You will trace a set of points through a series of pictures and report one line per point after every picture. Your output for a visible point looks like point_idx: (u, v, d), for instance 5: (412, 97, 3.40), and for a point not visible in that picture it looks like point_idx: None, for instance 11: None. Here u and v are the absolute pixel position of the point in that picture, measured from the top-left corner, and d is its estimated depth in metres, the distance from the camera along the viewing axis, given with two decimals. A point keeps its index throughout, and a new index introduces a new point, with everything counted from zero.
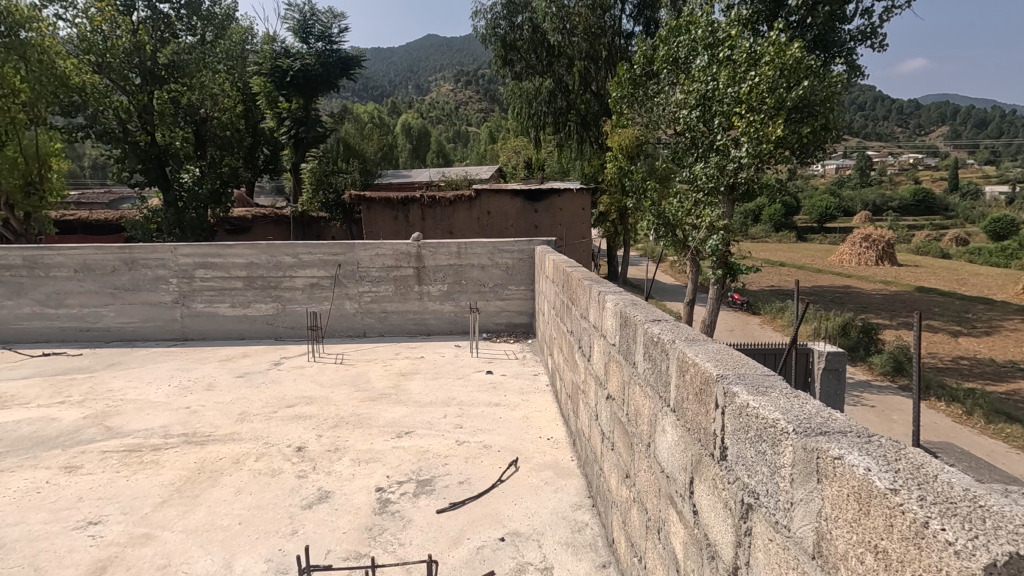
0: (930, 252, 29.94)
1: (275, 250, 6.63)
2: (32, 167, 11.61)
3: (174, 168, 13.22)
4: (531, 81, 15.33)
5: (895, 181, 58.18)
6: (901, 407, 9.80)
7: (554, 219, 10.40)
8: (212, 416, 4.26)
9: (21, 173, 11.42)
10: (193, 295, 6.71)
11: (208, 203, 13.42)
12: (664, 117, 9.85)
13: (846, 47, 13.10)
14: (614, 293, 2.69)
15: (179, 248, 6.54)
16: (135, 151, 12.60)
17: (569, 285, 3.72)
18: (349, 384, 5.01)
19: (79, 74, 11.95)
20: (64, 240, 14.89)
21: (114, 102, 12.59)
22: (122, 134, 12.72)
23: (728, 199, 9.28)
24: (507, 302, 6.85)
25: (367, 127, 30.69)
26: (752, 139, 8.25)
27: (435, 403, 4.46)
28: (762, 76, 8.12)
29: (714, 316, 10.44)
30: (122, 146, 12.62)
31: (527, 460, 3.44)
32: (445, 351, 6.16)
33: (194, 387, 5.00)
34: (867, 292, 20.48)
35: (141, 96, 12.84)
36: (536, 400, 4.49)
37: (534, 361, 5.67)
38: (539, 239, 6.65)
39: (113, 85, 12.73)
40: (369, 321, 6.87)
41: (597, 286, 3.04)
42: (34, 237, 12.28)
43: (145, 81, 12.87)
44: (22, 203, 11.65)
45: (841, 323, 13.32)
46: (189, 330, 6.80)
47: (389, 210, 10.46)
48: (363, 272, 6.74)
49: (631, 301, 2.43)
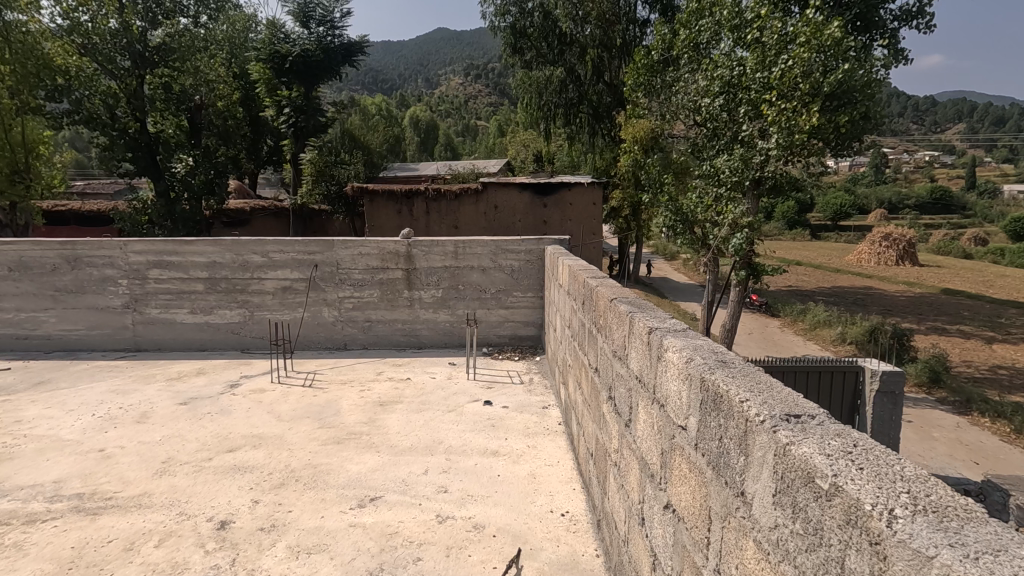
0: (952, 252, 28.50)
1: (240, 247, 5.68)
2: (19, 155, 9.88)
3: (165, 158, 12.59)
4: (542, 71, 14.20)
5: (910, 179, 56.31)
6: (940, 422, 8.76)
7: (564, 214, 9.35)
8: (126, 466, 3.30)
9: (6, 161, 9.68)
10: (145, 299, 5.76)
11: (202, 194, 12.85)
12: (683, 107, 8.80)
13: (888, 28, 11.78)
14: (674, 335, 1.70)
15: (130, 245, 5.62)
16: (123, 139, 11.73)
17: (593, 304, 2.75)
18: (313, 417, 4.04)
19: (70, 58, 10.93)
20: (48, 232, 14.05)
21: (101, 86, 11.47)
22: (110, 120, 11.62)
23: (752, 193, 8.30)
24: (511, 311, 5.85)
25: (372, 119, 29.89)
26: (783, 129, 7.15)
27: (415, 451, 3.47)
28: (795, 57, 7.03)
29: (735, 321, 9.48)
30: (108, 135, 11.67)
31: (533, 555, 2.47)
32: (436, 370, 5.16)
33: (122, 419, 4.04)
34: (890, 294, 19.25)
35: (130, 81, 11.72)
36: (545, 448, 3.50)
37: (543, 386, 4.67)
38: (550, 238, 5.66)
39: (100, 69, 11.53)
40: (350, 332, 5.89)
41: (640, 314, 2.05)
42: (22, 229, 10.74)
43: (134, 64, 11.74)
44: (10, 191, 9.87)
45: (869, 329, 12.17)
46: (142, 341, 5.86)
47: (393, 203, 9.46)
48: (343, 274, 5.76)
49: (718, 356, 1.43)
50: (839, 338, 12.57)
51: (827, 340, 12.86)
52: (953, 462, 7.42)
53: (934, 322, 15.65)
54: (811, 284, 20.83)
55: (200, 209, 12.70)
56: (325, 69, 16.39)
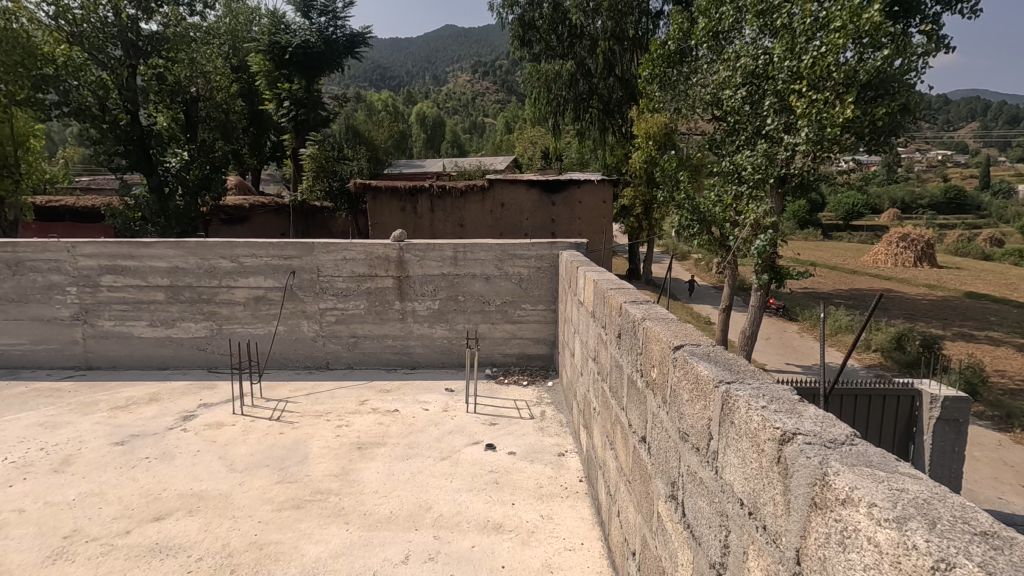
0: (970, 253, 27.36)
1: (206, 250, 4.90)
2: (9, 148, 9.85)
3: (158, 151, 11.20)
4: (551, 64, 13.32)
5: (921, 179, 54.92)
6: (984, 440, 7.84)
7: (573, 213, 8.54)
8: (14, 546, 2.52)
9: None
10: (97, 310, 4.99)
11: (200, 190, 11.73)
12: (700, 100, 7.84)
13: (928, 14, 10.77)
14: (847, 460, 0.88)
15: (79, 247, 4.86)
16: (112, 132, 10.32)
17: (640, 345, 1.94)
18: (274, 465, 3.26)
19: (58, 47, 10.01)
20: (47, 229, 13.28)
21: (89, 76, 10.21)
22: (100, 111, 10.24)
23: (776, 192, 7.32)
24: (519, 326, 5.04)
25: (376, 117, 29.18)
26: (813, 122, 6.22)
27: (395, 523, 2.69)
28: (830, 44, 6.08)
29: (755, 327, 8.68)
30: (98, 127, 10.25)
31: None
32: (430, 399, 4.34)
33: (37, 466, 3.26)
34: (912, 298, 18.23)
35: (122, 70, 10.35)
36: (562, 522, 2.69)
37: (558, 423, 3.85)
38: (564, 242, 4.87)
39: (91, 58, 10.25)
40: (333, 349, 5.10)
41: (741, 388, 1.21)
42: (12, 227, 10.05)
43: (127, 53, 10.44)
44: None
45: (895, 335, 11.28)
46: (94, 357, 5.09)
47: (397, 199, 8.60)
48: (325, 282, 4.97)
49: (1015, 569, 0.61)
50: (863, 344, 11.66)
51: (848, 347, 11.93)
52: (1003, 487, 6.51)
53: (961, 328, 14.67)
54: (828, 286, 19.83)
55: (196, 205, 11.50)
56: (327, 61, 15.26)
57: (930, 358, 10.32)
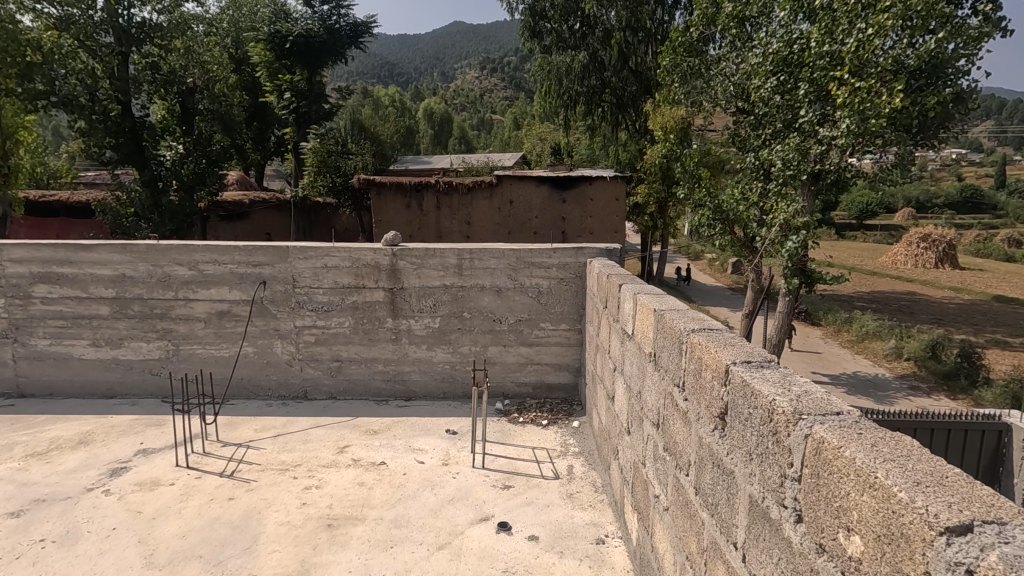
0: (992, 253, 26.05)
1: (158, 255, 4.04)
2: None
3: (152, 145, 9.94)
4: (563, 55, 12.27)
5: (937, 177, 53.41)
6: None
7: (585, 211, 7.61)
8: None
9: None
10: (29, 327, 4.15)
11: (196, 185, 10.26)
12: (724, 92, 6.88)
13: None
14: None
15: (6, 251, 4.02)
16: (105, 123, 9.26)
17: (809, 471, 1.01)
18: (208, 556, 2.40)
19: (47, 34, 8.75)
20: (41, 233, 11.39)
21: (77, 64, 8.91)
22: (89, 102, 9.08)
23: (807, 188, 6.24)
24: (536, 350, 4.14)
25: (382, 113, 28.31)
26: (853, 113, 5.12)
27: None
28: (876, 27, 5.06)
29: (783, 334, 7.72)
30: (88, 118, 9.12)
31: None
32: (426, 447, 3.45)
33: None
34: (938, 301, 17.10)
35: (113, 59, 9.14)
36: None
37: (591, 488, 2.95)
38: (591, 248, 3.96)
39: (83, 47, 9.04)
40: (311, 375, 4.22)
41: None
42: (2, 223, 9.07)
43: (119, 41, 9.31)
44: None
45: (930, 343, 10.21)
46: (28, 383, 4.24)
47: (401, 196, 7.70)
48: (302, 294, 4.09)
49: None
50: (893, 352, 10.60)
51: (876, 356, 10.88)
52: None
53: (993, 333, 13.58)
54: (847, 289, 18.73)
55: (192, 201, 10.17)
56: (328, 51, 14.31)
57: (972, 369, 9.26)
